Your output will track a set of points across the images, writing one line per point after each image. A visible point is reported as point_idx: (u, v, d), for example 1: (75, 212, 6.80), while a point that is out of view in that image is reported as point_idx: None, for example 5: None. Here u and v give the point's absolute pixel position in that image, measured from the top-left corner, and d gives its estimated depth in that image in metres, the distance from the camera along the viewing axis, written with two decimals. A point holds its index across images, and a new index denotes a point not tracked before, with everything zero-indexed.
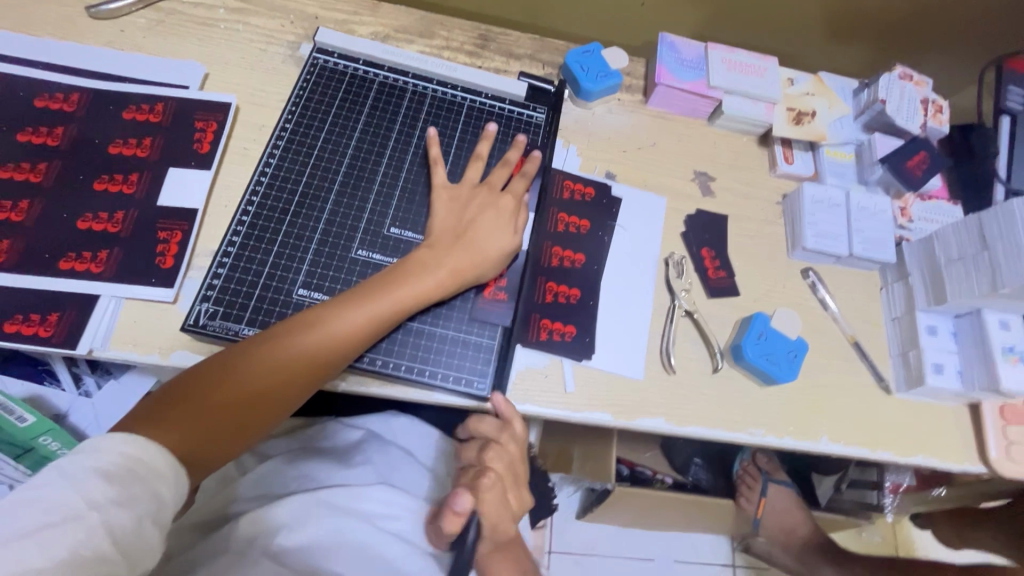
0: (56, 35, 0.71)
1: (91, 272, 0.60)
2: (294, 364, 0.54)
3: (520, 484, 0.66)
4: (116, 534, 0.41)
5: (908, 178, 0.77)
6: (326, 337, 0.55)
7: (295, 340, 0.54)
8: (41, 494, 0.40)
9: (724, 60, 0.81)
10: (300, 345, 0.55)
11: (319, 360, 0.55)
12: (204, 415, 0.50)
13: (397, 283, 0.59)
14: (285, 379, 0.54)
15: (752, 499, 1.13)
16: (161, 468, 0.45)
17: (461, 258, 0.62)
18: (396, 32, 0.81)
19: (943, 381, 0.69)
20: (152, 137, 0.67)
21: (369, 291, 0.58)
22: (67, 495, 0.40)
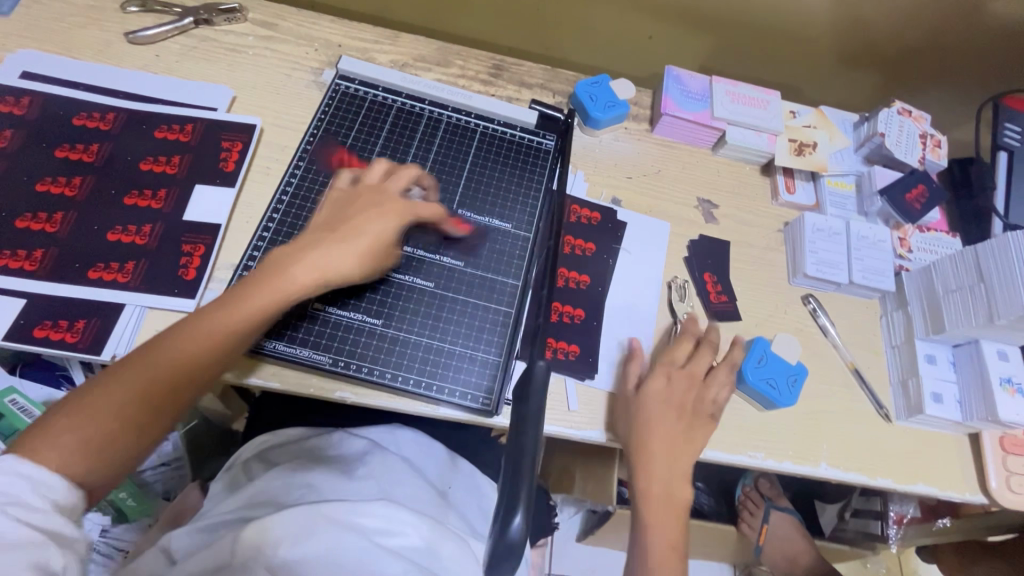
0: (96, 58, 0.75)
1: (117, 282, 0.63)
2: (202, 341, 0.52)
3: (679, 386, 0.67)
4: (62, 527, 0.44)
5: (907, 210, 0.80)
6: (233, 319, 0.53)
7: (199, 327, 0.53)
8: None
9: (727, 92, 0.84)
10: (206, 329, 0.53)
11: (226, 341, 0.53)
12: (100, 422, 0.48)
13: (293, 262, 0.56)
14: (191, 362, 0.52)
15: (755, 525, 1.12)
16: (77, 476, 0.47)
17: (371, 225, 0.59)
18: (414, 61, 0.85)
19: (941, 410, 0.70)
20: (181, 155, 0.70)
21: (277, 272, 0.56)
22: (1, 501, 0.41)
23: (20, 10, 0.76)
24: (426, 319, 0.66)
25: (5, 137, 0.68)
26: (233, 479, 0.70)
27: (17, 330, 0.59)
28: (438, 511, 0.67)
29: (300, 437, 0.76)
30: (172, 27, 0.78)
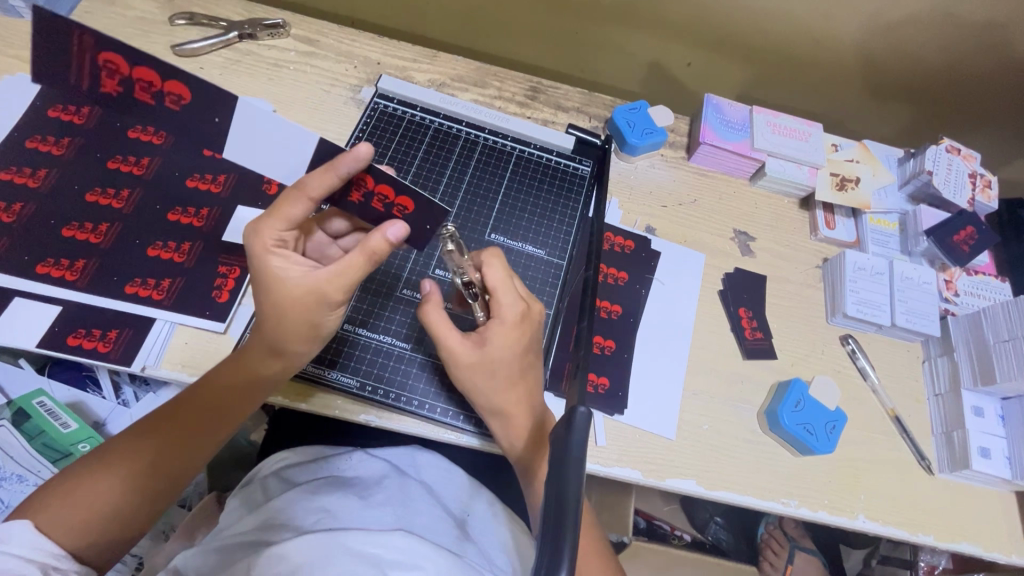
0: None
1: (152, 298, 0.63)
2: (212, 397, 0.57)
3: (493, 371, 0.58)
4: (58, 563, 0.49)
5: (954, 252, 0.77)
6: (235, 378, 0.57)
7: (225, 369, 0.57)
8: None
9: (769, 123, 0.82)
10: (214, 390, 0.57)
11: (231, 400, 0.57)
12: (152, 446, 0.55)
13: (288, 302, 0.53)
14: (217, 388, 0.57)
15: (777, 565, 1.09)
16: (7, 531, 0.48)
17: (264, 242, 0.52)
18: (451, 81, 0.85)
19: (988, 466, 0.67)
20: (224, 173, 0.71)
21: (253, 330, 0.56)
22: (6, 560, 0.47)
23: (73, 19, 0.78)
24: None
25: (62, 145, 0.69)
26: (253, 496, 0.70)
27: (51, 337, 0.60)
28: (456, 544, 0.65)
29: (320, 456, 0.76)
30: (217, 41, 0.80)
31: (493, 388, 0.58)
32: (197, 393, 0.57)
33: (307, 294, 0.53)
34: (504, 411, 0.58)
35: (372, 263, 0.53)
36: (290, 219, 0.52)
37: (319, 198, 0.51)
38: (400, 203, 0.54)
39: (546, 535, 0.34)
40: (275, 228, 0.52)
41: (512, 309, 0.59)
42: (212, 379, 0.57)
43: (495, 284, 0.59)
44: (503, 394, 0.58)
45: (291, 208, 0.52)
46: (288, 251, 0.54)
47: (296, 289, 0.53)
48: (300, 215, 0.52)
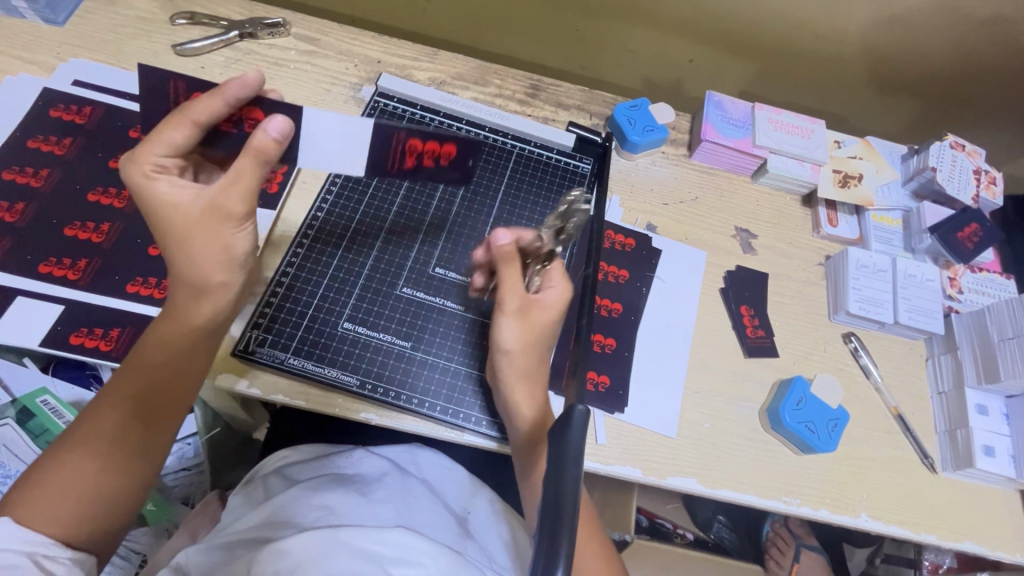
0: None
1: (154, 297, 0.63)
2: (167, 372, 0.52)
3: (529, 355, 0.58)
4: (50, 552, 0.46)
5: (959, 249, 0.76)
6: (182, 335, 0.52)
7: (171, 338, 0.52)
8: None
9: (771, 120, 0.82)
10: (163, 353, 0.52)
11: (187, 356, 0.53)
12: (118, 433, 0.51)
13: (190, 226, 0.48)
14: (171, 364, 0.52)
15: (783, 564, 1.08)
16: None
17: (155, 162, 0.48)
18: (452, 79, 0.85)
19: (992, 465, 0.66)
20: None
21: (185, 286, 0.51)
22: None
23: (75, 20, 0.79)
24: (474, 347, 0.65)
25: (64, 145, 0.70)
26: (254, 494, 0.70)
27: (53, 336, 0.60)
28: (456, 542, 0.65)
29: (322, 454, 0.76)
30: (218, 40, 0.80)
31: (508, 372, 0.58)
32: (145, 363, 0.52)
33: (205, 212, 0.48)
34: (513, 402, 0.58)
35: (263, 170, 0.48)
36: (161, 160, 0.48)
37: (205, 125, 0.48)
38: (443, 152, 0.57)
39: (545, 537, 0.34)
40: (166, 155, 0.48)
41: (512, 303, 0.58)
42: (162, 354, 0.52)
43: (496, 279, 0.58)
44: (513, 379, 0.58)
45: (170, 130, 0.48)
46: (175, 178, 0.49)
47: (194, 213, 0.48)
48: (190, 139, 0.48)
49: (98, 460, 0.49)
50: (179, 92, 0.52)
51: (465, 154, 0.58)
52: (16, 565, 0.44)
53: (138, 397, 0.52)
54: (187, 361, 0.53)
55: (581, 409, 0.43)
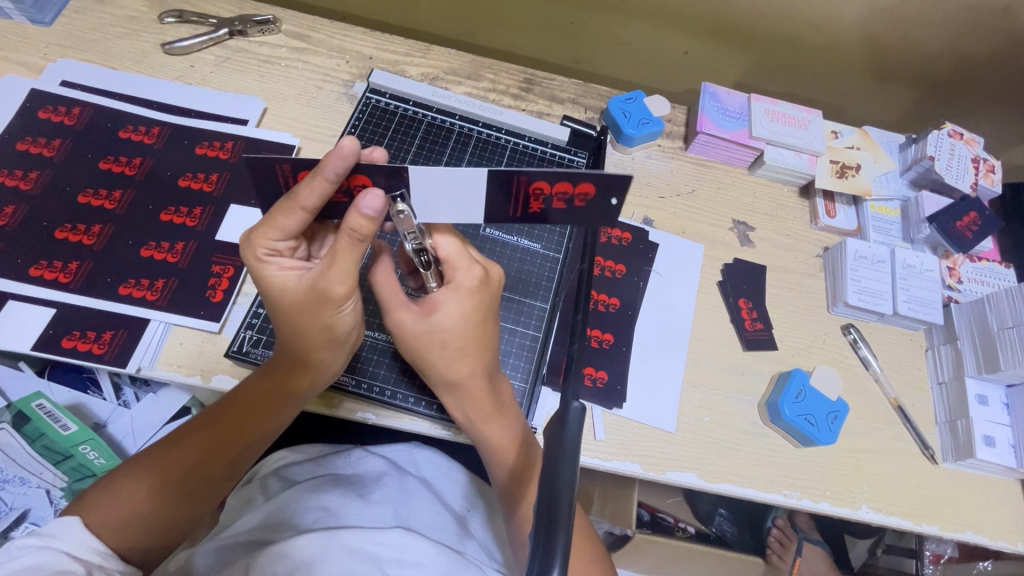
0: (134, 69, 0.76)
1: (146, 299, 0.63)
2: (243, 406, 0.56)
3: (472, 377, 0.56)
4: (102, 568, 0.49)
5: (958, 239, 0.75)
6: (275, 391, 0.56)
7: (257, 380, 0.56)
8: (33, 559, 0.46)
9: (767, 110, 0.81)
10: (255, 398, 0.56)
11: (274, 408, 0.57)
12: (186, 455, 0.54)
13: (298, 305, 0.50)
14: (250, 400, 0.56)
15: (786, 558, 1.09)
16: (55, 530, 0.49)
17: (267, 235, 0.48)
18: (445, 74, 0.84)
19: (993, 454, 0.66)
20: (218, 172, 0.71)
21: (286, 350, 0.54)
22: (55, 556, 0.47)
23: (62, 20, 0.78)
24: None
25: (54, 147, 0.69)
26: (252, 496, 0.70)
27: (46, 340, 0.59)
28: (455, 540, 0.65)
29: (320, 454, 0.76)
30: (207, 38, 0.79)
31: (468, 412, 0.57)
32: (229, 401, 0.56)
33: (310, 296, 0.49)
34: (460, 384, 0.56)
35: (360, 244, 0.46)
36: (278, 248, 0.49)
37: (313, 207, 0.45)
38: (577, 191, 0.45)
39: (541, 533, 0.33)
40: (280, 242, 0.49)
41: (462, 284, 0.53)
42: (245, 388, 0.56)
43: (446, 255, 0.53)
44: (476, 420, 0.57)
45: (284, 218, 0.46)
46: (285, 259, 0.50)
47: (301, 294, 0.50)
48: (296, 226, 0.47)
49: (177, 479, 0.53)
50: (288, 176, 0.50)
51: (604, 187, 0.44)
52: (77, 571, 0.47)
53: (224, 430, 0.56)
54: (270, 411, 0.56)
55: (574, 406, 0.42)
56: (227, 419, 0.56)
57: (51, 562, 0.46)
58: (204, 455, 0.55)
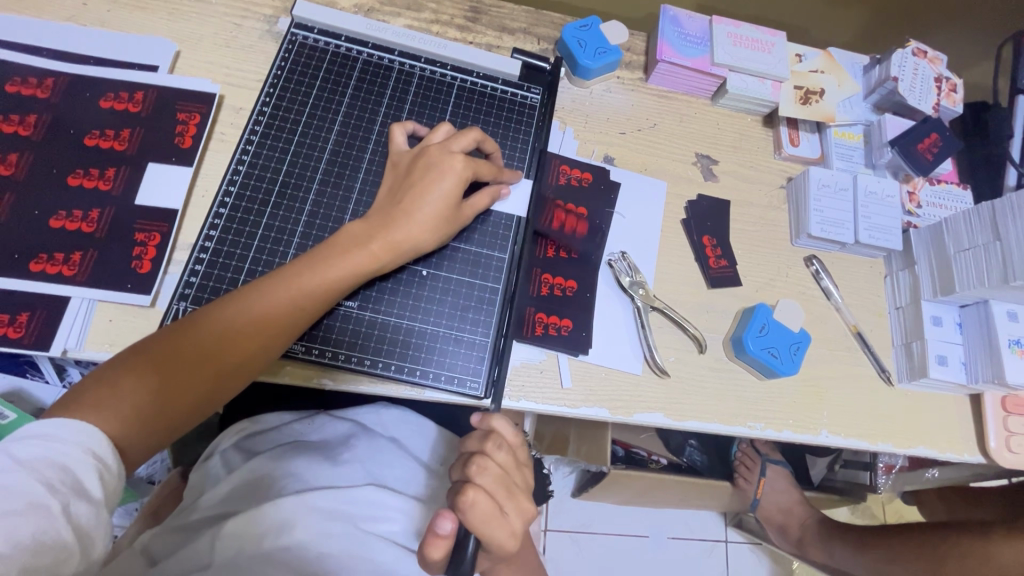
0: (16, 10, 0.66)
1: (63, 275, 0.57)
2: (248, 331, 0.52)
3: (520, 496, 0.49)
4: (77, 524, 0.41)
5: (918, 161, 0.74)
6: (312, 282, 0.54)
7: (264, 297, 0.53)
8: None
9: (729, 34, 0.77)
10: (286, 290, 0.53)
11: (315, 305, 0.55)
12: (177, 375, 0.50)
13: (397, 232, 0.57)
14: (256, 322, 0.52)
15: (751, 479, 1.14)
16: (59, 429, 0.43)
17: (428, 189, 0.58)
18: (381, 5, 0.76)
19: (945, 373, 0.68)
20: (127, 126, 0.63)
21: (311, 261, 0.55)
22: (26, 483, 0.40)
23: None
24: (442, 307, 0.61)
25: None
26: (213, 470, 0.67)
27: None
28: (427, 494, 0.66)
29: (282, 422, 0.73)
30: None
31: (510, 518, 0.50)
32: (228, 325, 0.52)
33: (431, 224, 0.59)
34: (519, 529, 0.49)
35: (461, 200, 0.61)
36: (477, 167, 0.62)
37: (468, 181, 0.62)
38: (565, 283, 0.67)
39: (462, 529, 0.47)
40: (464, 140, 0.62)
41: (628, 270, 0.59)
42: (251, 311, 0.52)
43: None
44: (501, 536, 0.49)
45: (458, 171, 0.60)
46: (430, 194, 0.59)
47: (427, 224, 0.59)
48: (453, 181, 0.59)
49: (155, 387, 0.49)
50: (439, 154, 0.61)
51: (584, 286, 0.68)
52: (51, 504, 0.40)
53: (247, 314, 0.52)
54: (267, 337, 0.53)
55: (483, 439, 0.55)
56: (211, 336, 0.51)
57: (19, 488, 0.40)
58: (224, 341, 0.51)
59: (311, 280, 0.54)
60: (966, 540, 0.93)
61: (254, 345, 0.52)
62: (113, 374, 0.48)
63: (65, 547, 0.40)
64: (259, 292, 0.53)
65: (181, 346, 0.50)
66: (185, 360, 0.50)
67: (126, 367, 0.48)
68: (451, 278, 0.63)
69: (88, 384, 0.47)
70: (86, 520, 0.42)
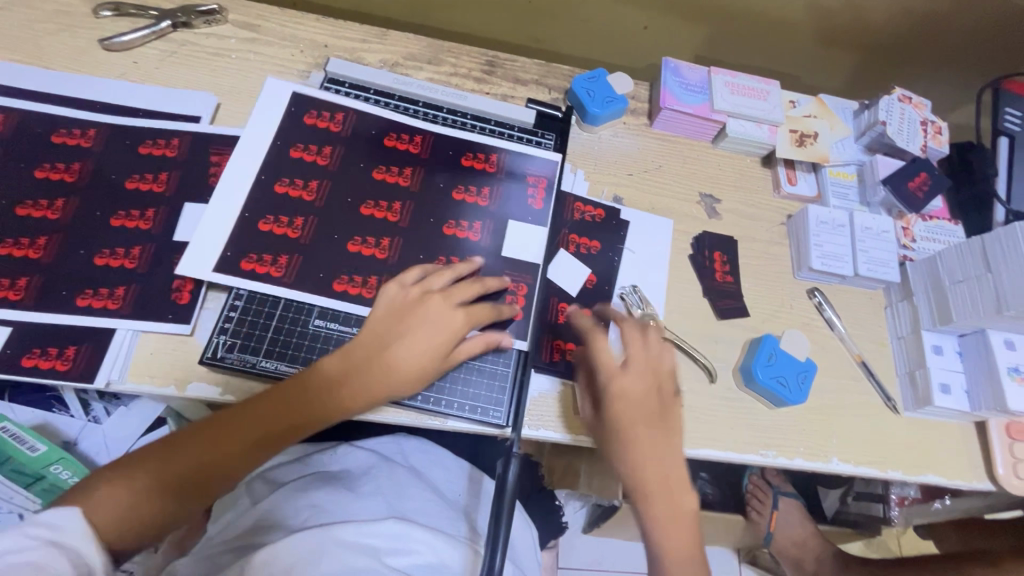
0: (70, 68, 0.72)
1: (108, 308, 0.60)
2: (253, 424, 0.52)
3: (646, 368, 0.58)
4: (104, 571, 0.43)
5: (911, 199, 0.79)
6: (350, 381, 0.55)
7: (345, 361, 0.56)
8: (28, 559, 0.41)
9: (727, 83, 0.83)
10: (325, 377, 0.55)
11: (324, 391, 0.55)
12: (187, 454, 0.50)
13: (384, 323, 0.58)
14: (247, 409, 0.53)
15: (764, 513, 1.14)
16: (77, 536, 0.43)
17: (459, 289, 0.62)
18: (405, 60, 0.82)
19: (949, 401, 0.70)
20: (196, 189, 0.68)
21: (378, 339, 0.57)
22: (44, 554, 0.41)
23: None
24: (467, 340, 0.65)
25: None
26: (240, 501, 0.69)
27: (5, 361, 0.57)
28: (448, 525, 0.66)
29: (306, 454, 0.75)
30: (149, 32, 0.75)
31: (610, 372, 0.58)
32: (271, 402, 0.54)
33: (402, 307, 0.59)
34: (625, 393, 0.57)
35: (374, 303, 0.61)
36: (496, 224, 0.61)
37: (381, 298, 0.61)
38: (580, 313, 0.71)
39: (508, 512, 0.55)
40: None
41: (638, 377, 0.58)
42: (254, 405, 0.53)
43: (631, 363, 0.59)
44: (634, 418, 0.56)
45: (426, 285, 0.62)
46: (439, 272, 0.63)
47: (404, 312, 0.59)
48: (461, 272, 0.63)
49: (164, 478, 0.49)
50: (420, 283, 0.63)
51: (599, 314, 0.71)
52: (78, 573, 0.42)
53: (252, 411, 0.53)
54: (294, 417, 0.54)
55: (511, 468, 0.56)
56: (248, 417, 0.53)
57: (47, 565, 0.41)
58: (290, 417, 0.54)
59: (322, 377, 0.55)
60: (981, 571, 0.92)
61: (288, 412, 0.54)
62: (157, 449, 0.50)
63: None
64: (259, 398, 0.54)
65: (200, 430, 0.51)
66: (234, 427, 0.52)
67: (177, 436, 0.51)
68: (473, 314, 0.66)
69: (114, 471, 0.48)
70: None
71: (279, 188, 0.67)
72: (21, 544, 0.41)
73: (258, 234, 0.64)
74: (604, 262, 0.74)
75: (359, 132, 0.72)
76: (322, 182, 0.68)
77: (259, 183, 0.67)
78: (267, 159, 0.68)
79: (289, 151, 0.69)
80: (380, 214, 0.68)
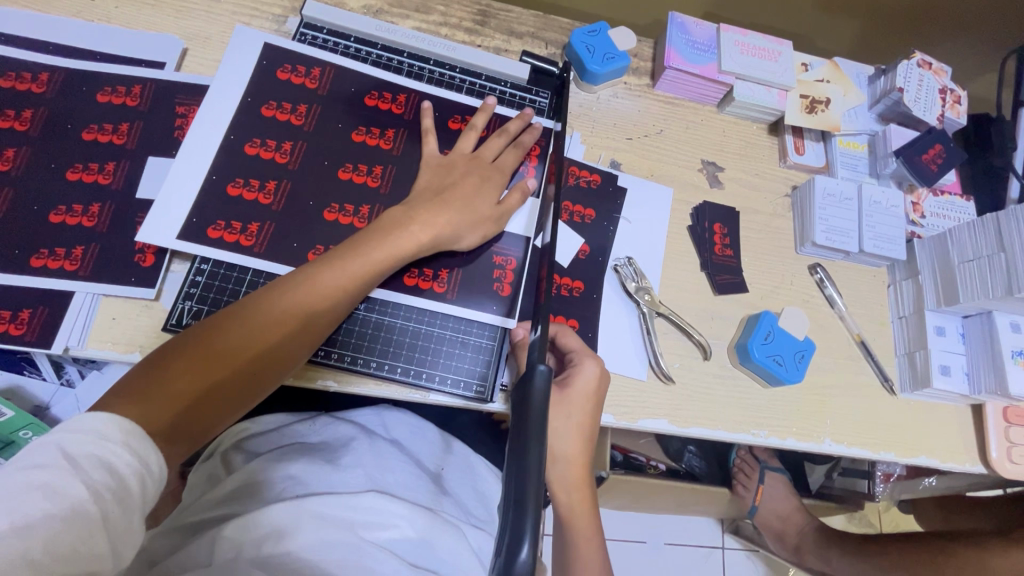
0: (21, 4, 0.66)
1: (65, 269, 0.56)
2: (250, 345, 0.50)
3: None
4: (108, 521, 0.39)
5: (924, 172, 0.75)
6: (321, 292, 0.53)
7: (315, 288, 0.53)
8: (41, 479, 0.37)
9: (737, 42, 0.77)
10: (306, 297, 0.52)
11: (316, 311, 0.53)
12: (184, 377, 0.47)
13: (373, 241, 0.56)
14: (244, 330, 0.50)
15: (750, 486, 1.13)
16: (119, 444, 0.40)
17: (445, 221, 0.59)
18: (390, 7, 0.76)
19: (948, 383, 0.68)
20: (164, 146, 0.63)
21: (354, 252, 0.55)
22: (65, 481, 0.37)
23: None
24: (450, 311, 0.61)
25: None
26: (213, 471, 0.67)
27: None
28: (431, 499, 0.64)
29: (284, 424, 0.73)
30: None
31: None
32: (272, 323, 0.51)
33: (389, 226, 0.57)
34: None
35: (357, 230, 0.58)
36: (505, 175, 0.66)
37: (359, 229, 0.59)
38: (572, 284, 0.67)
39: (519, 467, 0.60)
40: (516, 124, 0.69)
41: None
42: (235, 321, 0.50)
43: None
44: None
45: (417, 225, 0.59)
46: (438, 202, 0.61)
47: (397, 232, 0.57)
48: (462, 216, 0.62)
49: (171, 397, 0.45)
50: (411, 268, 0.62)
51: (590, 286, 0.68)
52: (92, 510, 0.38)
53: (245, 330, 0.50)
54: (294, 335, 0.52)
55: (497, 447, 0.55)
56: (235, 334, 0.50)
57: (62, 490, 0.37)
58: (255, 346, 0.50)
59: (308, 300, 0.52)
60: (964, 550, 0.93)
61: (284, 335, 0.51)
62: (149, 374, 0.46)
63: (105, 556, 0.38)
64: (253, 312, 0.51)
65: (192, 352, 0.48)
66: (231, 352, 0.49)
67: (168, 361, 0.47)
68: (455, 289, 0.62)
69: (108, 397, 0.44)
70: (132, 524, 0.40)
71: (249, 149, 0.62)
72: (46, 461, 0.38)
73: (227, 199, 0.60)
74: (598, 232, 0.70)
75: (335, 84, 0.67)
76: (297, 143, 0.64)
77: (226, 144, 0.62)
78: (236, 117, 0.63)
79: (260, 108, 0.64)
80: (360, 180, 0.64)
